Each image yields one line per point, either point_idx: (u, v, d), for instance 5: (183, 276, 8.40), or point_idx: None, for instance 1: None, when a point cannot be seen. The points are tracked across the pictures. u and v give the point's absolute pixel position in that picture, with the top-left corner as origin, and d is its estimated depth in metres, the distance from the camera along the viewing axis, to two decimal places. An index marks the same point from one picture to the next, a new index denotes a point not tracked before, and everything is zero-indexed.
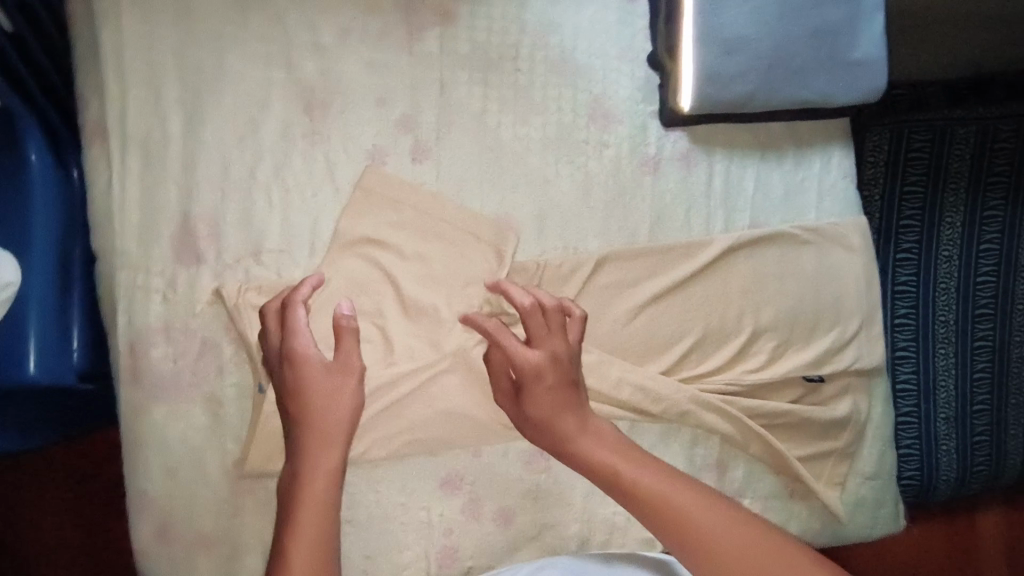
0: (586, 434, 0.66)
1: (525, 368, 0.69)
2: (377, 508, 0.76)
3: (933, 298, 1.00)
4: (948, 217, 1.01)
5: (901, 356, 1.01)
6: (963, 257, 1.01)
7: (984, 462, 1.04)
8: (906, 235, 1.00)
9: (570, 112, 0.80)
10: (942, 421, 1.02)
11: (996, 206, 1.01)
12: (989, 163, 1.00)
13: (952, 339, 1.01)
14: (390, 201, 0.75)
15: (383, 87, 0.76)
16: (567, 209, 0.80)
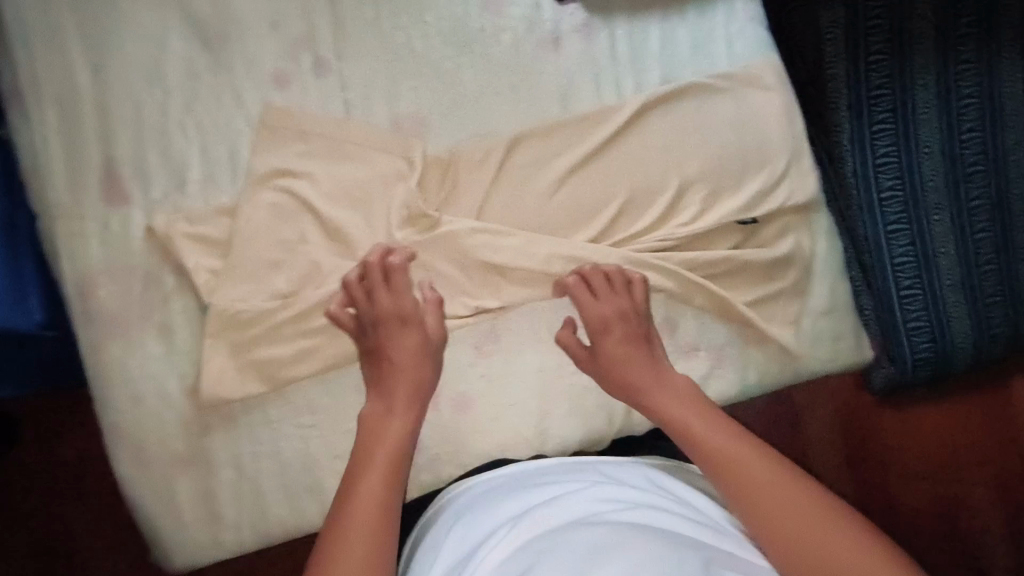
0: (397, 383, 0.72)
1: (596, 321, 0.77)
2: (338, 410, 0.79)
3: (918, 163, 0.90)
4: (922, 72, 0.90)
5: (893, 230, 0.91)
6: (945, 106, 0.90)
7: (1003, 333, 0.93)
8: (878, 100, 0.90)
9: (461, 4, 0.82)
10: (949, 294, 0.92)
11: (972, 55, 0.89)
12: (954, 9, 0.89)
13: (946, 208, 0.91)
14: (297, 122, 0.79)
15: (274, 10, 0.79)
16: (474, 98, 0.82)
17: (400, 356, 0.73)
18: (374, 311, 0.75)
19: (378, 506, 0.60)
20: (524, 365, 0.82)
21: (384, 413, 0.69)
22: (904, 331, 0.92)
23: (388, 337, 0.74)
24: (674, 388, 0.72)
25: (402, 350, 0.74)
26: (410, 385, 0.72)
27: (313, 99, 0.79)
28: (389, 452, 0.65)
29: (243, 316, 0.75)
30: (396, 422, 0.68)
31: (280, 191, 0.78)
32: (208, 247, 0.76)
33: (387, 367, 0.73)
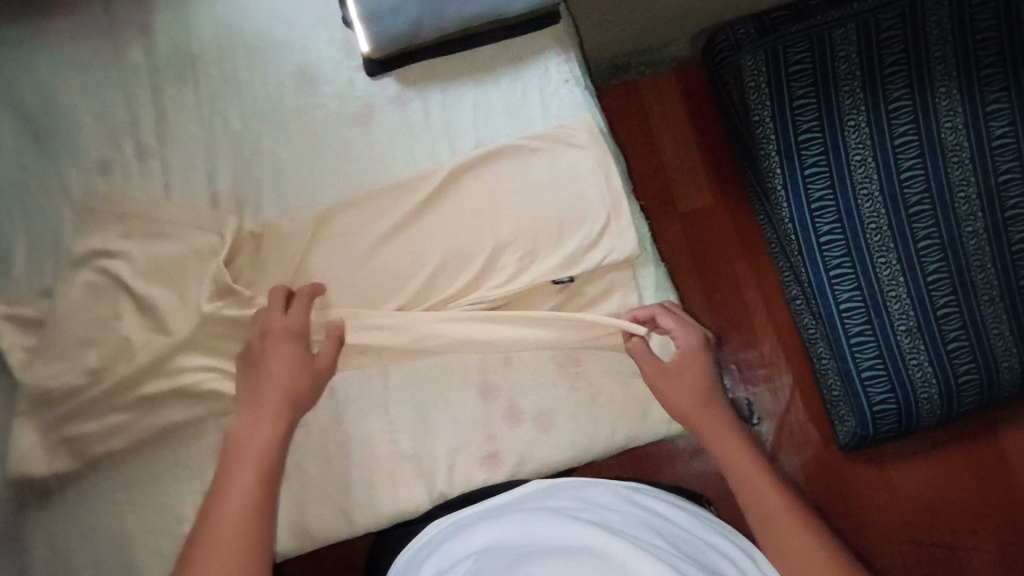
0: (270, 394, 0.75)
1: (284, 340, 0.77)
2: (153, 483, 0.80)
3: (854, 208, 1.17)
4: (851, 122, 1.18)
5: (838, 272, 1.19)
6: (877, 157, 1.17)
7: (970, 368, 1.17)
8: (810, 150, 1.19)
9: (276, 85, 0.85)
10: (902, 332, 1.17)
11: (903, 96, 1.17)
12: (881, 57, 1.17)
13: (891, 245, 1.17)
14: (116, 205, 0.82)
15: (99, 103, 0.84)
16: (290, 172, 0.84)
17: (285, 369, 0.76)
18: (261, 331, 0.78)
19: (247, 507, 0.67)
20: (342, 432, 0.82)
21: (254, 423, 0.74)
22: (857, 375, 1.19)
23: (269, 350, 0.77)
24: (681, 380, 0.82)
25: (273, 366, 0.76)
26: (280, 400, 0.75)
27: (134, 181, 0.83)
28: (262, 462, 0.71)
29: (55, 393, 0.78)
30: (263, 431, 0.73)
31: (96, 270, 0.81)
32: (26, 327, 0.80)
33: (263, 379, 0.76)
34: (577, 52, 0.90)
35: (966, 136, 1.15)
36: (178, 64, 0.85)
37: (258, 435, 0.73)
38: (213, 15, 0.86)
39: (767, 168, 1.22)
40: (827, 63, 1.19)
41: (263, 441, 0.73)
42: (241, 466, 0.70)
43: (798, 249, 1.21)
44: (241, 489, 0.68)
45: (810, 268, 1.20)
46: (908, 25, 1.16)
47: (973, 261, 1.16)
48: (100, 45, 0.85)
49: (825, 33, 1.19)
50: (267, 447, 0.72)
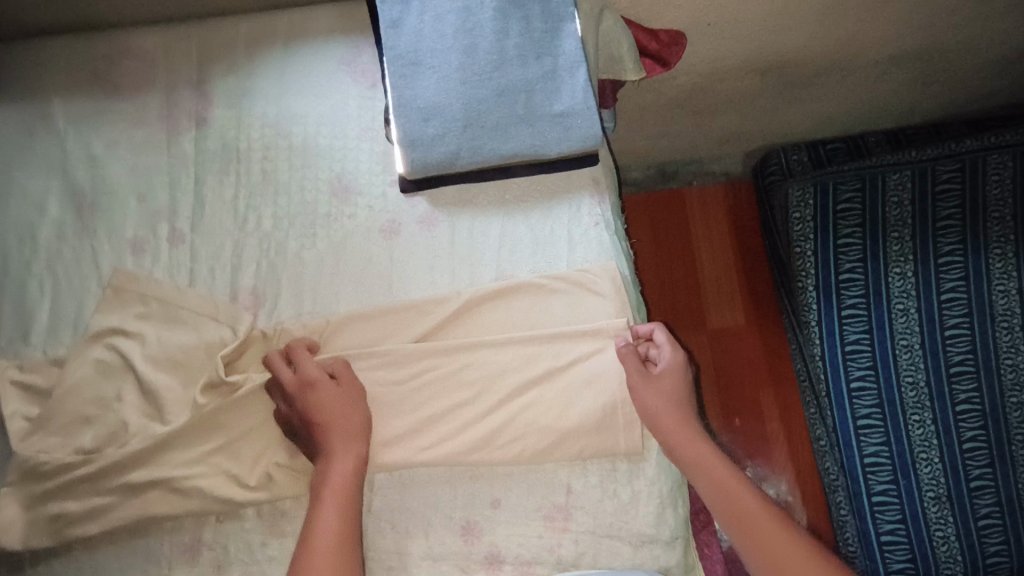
0: (324, 441, 0.77)
1: (315, 385, 0.78)
2: (121, 575, 0.79)
3: (891, 359, 1.14)
4: (896, 270, 1.15)
5: (867, 424, 1.16)
6: (921, 309, 1.13)
7: (1001, 549, 1.10)
8: (851, 292, 1.17)
9: (312, 188, 0.88)
10: (930, 500, 1.13)
11: (955, 250, 1.13)
12: (936, 208, 1.14)
13: (926, 405, 1.13)
14: (141, 286, 0.84)
15: (143, 185, 0.87)
16: (311, 275, 0.86)
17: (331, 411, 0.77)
18: (295, 388, 0.79)
19: (334, 551, 0.71)
20: None
21: (320, 470, 0.76)
22: (876, 538, 1.16)
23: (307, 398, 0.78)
24: (666, 410, 0.80)
25: (319, 413, 0.77)
26: (331, 447, 0.77)
27: (162, 264, 0.86)
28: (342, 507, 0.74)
29: (43, 468, 0.77)
30: (333, 473, 0.75)
31: (108, 347, 0.82)
32: (33, 395, 0.81)
33: (313, 429, 0.77)
34: (611, 194, 0.90)
35: (1020, 302, 1.09)
36: (223, 158, 0.88)
37: (333, 474, 0.75)
38: (262, 113, 0.89)
39: (804, 303, 1.20)
40: (877, 206, 1.17)
41: (337, 478, 0.75)
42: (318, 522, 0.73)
43: (827, 392, 1.19)
44: (324, 533, 0.72)
45: (838, 415, 1.18)
46: (967, 179, 1.14)
47: (1018, 435, 1.09)
48: (153, 130, 0.89)
49: (879, 175, 1.18)
50: (343, 486, 0.75)
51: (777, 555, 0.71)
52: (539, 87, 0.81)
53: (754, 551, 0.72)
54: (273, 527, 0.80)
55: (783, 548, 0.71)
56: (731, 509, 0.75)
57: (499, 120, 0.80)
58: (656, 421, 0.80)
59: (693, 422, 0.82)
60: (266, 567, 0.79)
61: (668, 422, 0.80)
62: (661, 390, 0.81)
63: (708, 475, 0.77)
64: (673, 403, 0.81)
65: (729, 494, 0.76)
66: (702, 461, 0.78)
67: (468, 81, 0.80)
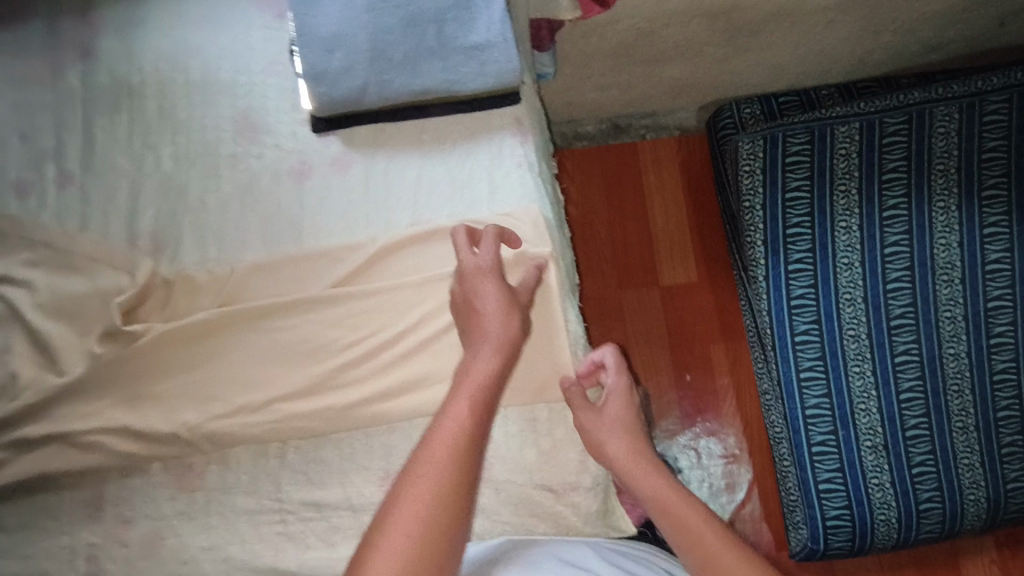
0: (480, 328, 0.73)
1: (489, 275, 0.75)
2: (22, 530, 0.76)
3: (834, 312, 1.13)
4: (842, 223, 1.13)
5: (809, 376, 1.15)
6: (865, 262, 1.12)
7: (933, 495, 1.12)
8: (797, 245, 1.14)
9: (216, 129, 0.82)
10: (868, 449, 1.13)
11: (900, 204, 1.12)
12: (883, 160, 1.12)
13: (866, 357, 1.13)
14: (29, 232, 0.78)
15: (27, 123, 0.81)
16: (216, 220, 0.81)
17: (491, 307, 0.73)
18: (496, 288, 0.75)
19: (457, 436, 0.63)
20: (229, 502, 0.77)
21: (468, 357, 0.71)
22: (814, 486, 1.15)
23: (473, 288, 0.75)
24: (621, 443, 0.77)
25: (497, 317, 0.73)
26: (500, 368, 0.71)
27: (49, 208, 0.80)
28: (474, 401, 0.66)
29: None
30: (481, 363, 0.70)
31: None
32: None
33: (472, 317, 0.74)
34: (536, 133, 0.86)
35: (958, 256, 1.10)
36: (116, 94, 0.82)
37: (473, 367, 0.70)
38: (158, 46, 0.83)
39: (752, 258, 1.17)
40: (826, 158, 1.14)
41: (478, 372, 0.69)
42: (451, 409, 0.65)
43: (771, 345, 1.16)
44: (453, 418, 0.64)
45: (782, 368, 1.16)
46: (915, 131, 1.12)
47: (952, 386, 1.11)
48: (36, 62, 0.82)
49: (828, 127, 1.14)
50: (480, 378, 0.69)
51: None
52: (452, 18, 0.75)
53: None
54: (182, 482, 0.77)
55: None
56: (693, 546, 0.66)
57: (409, 52, 0.75)
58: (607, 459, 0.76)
59: (652, 461, 0.77)
60: (176, 520, 0.76)
61: (620, 457, 0.76)
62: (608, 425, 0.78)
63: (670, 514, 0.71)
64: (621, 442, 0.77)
65: (695, 539, 0.67)
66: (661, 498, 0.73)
67: (374, 11, 0.75)
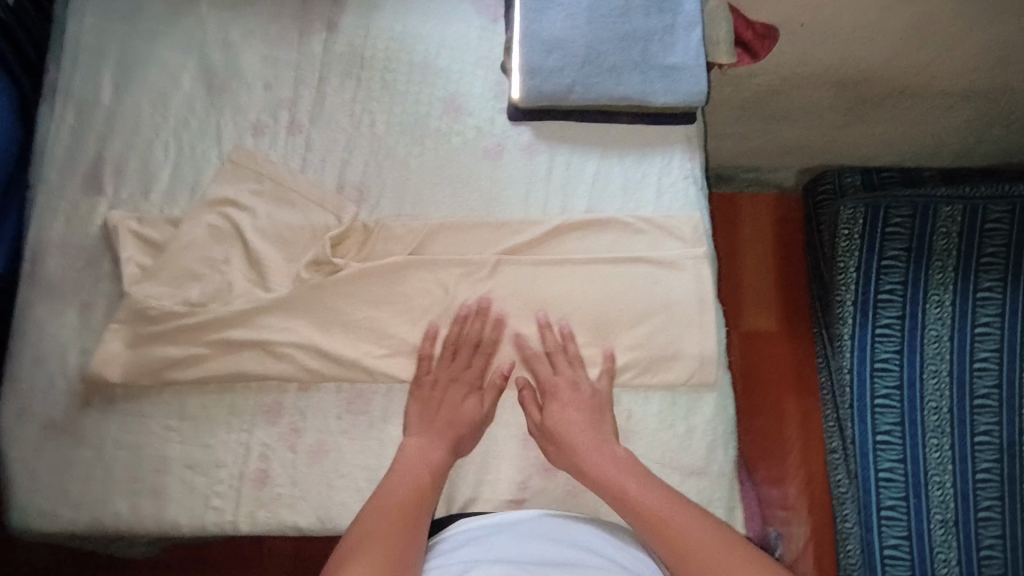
0: (443, 415, 0.82)
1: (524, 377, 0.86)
2: (204, 422, 0.85)
3: (917, 380, 1.17)
4: (934, 297, 1.19)
5: (886, 439, 1.18)
6: (953, 337, 1.17)
7: None
8: (885, 311, 1.21)
9: (426, 104, 0.94)
10: (937, 522, 1.13)
11: (994, 287, 1.17)
12: (982, 244, 1.19)
13: (945, 430, 1.16)
14: (259, 167, 0.91)
15: (271, 75, 0.94)
16: (413, 182, 0.92)
17: (465, 409, 0.82)
18: (559, 379, 0.84)
19: (405, 504, 0.72)
20: (385, 430, 0.85)
21: (426, 443, 0.80)
22: (879, 550, 1.15)
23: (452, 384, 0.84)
24: (566, 409, 0.82)
25: (445, 417, 0.82)
26: (445, 454, 0.79)
27: (278, 149, 0.92)
28: (422, 479, 0.76)
29: (151, 312, 0.85)
30: (434, 449, 0.79)
31: (223, 216, 0.89)
32: (148, 247, 0.88)
33: (440, 406, 0.83)
34: (701, 154, 0.96)
35: None
36: (350, 64, 0.95)
37: (428, 451, 0.79)
38: (391, 29, 0.96)
39: (840, 317, 1.24)
40: (925, 234, 1.21)
41: (425, 453, 0.79)
42: (401, 474, 0.76)
43: (850, 404, 1.21)
44: (407, 485, 0.75)
45: (858, 427, 1.20)
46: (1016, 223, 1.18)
47: None
48: (288, 27, 0.95)
49: (931, 205, 1.21)
50: (437, 463, 0.78)
51: (705, 563, 0.66)
52: (656, 39, 0.87)
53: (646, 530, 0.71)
54: (351, 405, 0.86)
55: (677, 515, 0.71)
56: (659, 531, 0.70)
57: (616, 62, 0.86)
58: (597, 477, 0.77)
59: (582, 418, 0.81)
60: (340, 437, 0.85)
61: (552, 421, 0.82)
62: (592, 434, 0.80)
63: (614, 487, 0.76)
64: (605, 454, 0.78)
65: (616, 485, 0.76)
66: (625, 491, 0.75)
67: (592, 22, 0.87)
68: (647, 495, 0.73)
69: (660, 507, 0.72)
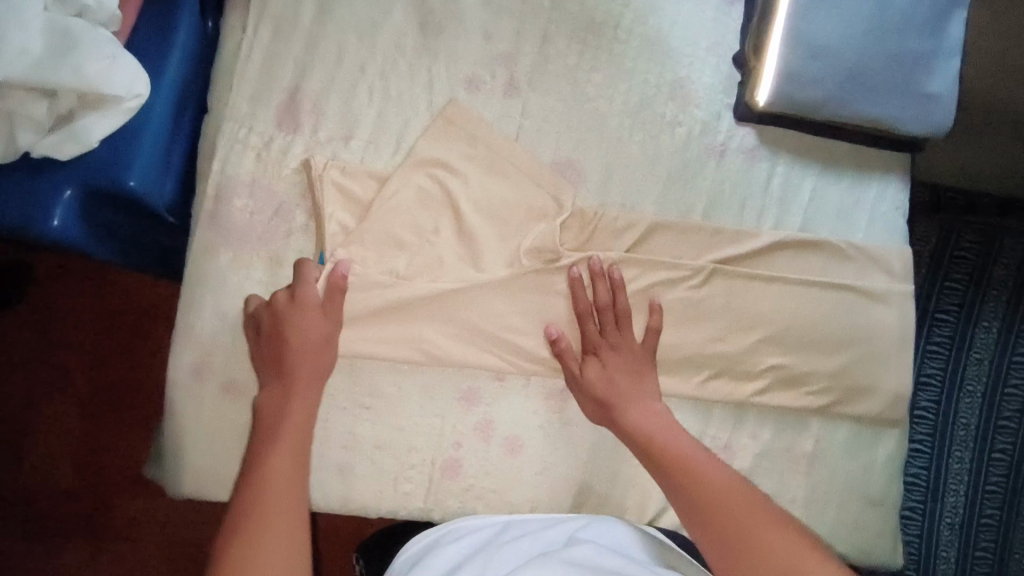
0: (296, 368, 0.72)
1: (595, 339, 0.80)
2: (399, 403, 0.79)
3: (956, 396, 1.16)
4: (983, 324, 1.16)
5: (917, 447, 1.16)
6: (993, 363, 1.16)
7: None
8: (940, 329, 1.17)
9: (654, 87, 0.87)
10: (946, 525, 1.14)
11: None
12: None
13: (969, 445, 1.16)
14: (473, 127, 0.81)
15: (492, 24, 0.84)
16: (631, 169, 0.86)
17: (305, 340, 0.72)
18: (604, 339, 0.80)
19: (281, 497, 0.64)
20: (583, 431, 0.83)
21: (281, 398, 0.71)
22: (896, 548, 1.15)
23: (295, 322, 0.72)
24: (604, 359, 0.79)
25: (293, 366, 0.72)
26: (308, 409, 0.71)
27: (492, 110, 0.83)
28: (297, 444, 0.68)
29: (354, 279, 0.76)
30: (296, 407, 0.70)
31: (431, 178, 0.80)
32: (349, 203, 0.78)
33: (284, 346, 0.72)
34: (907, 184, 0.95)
35: None
36: (579, 25, 0.86)
37: (289, 413, 0.70)
38: None
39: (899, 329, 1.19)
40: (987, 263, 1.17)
41: (296, 421, 0.69)
42: (277, 444, 0.67)
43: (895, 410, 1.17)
44: (278, 466, 0.66)
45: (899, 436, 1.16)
46: None
47: None
48: None
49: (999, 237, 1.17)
50: (298, 427, 0.69)
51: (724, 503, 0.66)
52: (919, 63, 0.83)
53: (671, 481, 0.71)
54: (547, 401, 0.82)
55: (698, 458, 0.71)
56: (681, 466, 0.71)
57: (875, 81, 0.83)
58: (627, 423, 0.76)
59: (623, 372, 0.79)
60: (537, 433, 0.82)
61: (589, 376, 0.79)
62: (632, 390, 0.78)
63: (657, 457, 0.73)
64: (653, 416, 0.76)
65: (658, 442, 0.74)
66: (653, 439, 0.74)
67: (859, 33, 0.82)
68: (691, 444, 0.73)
69: (687, 451, 0.72)
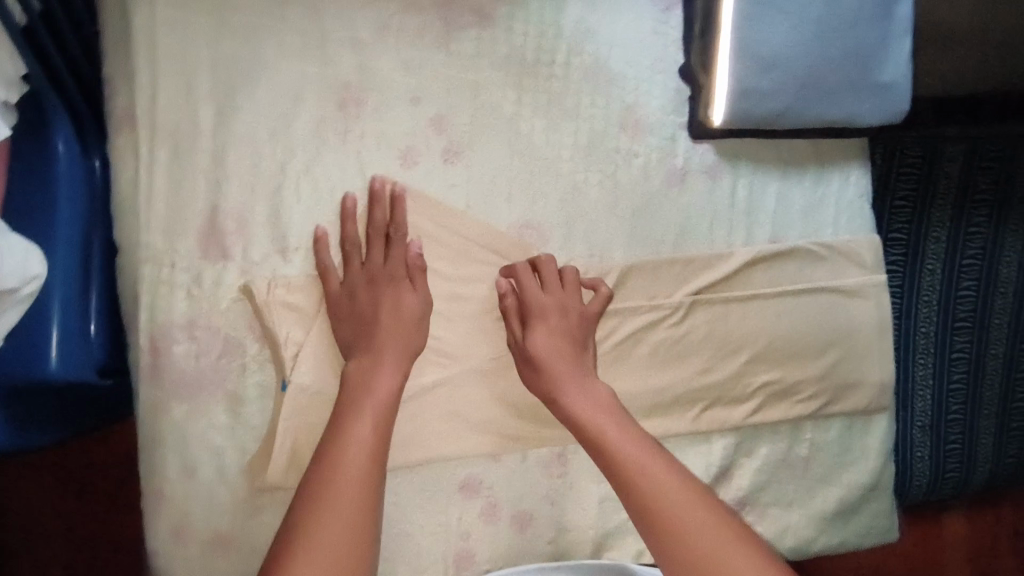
0: (383, 343, 0.69)
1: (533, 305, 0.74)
2: (399, 510, 0.76)
3: (916, 308, 0.93)
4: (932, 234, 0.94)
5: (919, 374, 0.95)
6: (945, 270, 0.94)
7: (954, 470, 0.96)
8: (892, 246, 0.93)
9: (602, 120, 0.81)
10: (918, 429, 0.95)
11: (982, 223, 0.95)
12: (978, 180, 0.94)
13: (933, 351, 0.94)
14: (415, 209, 0.74)
15: (417, 87, 0.75)
16: (592, 213, 0.80)
17: (405, 315, 0.70)
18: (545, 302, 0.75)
19: (360, 494, 0.60)
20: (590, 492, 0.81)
21: (373, 367, 0.68)
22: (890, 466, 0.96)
23: (392, 295, 0.70)
24: (542, 332, 0.74)
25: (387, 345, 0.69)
26: (395, 381, 0.68)
27: (435, 182, 0.76)
28: (381, 427, 0.65)
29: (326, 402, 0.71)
30: (384, 380, 0.68)
31: None
32: (302, 322, 0.71)
33: (375, 327, 0.69)
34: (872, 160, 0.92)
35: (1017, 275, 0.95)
36: (511, 67, 0.78)
37: (380, 382, 0.67)
38: (557, 22, 0.79)
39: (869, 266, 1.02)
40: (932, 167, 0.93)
41: (387, 389, 0.67)
42: (360, 410, 0.65)
43: None
44: (361, 436, 0.64)
45: None
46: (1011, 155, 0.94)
47: (989, 379, 0.96)
48: (430, 22, 0.76)
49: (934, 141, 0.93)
50: (388, 397, 0.67)
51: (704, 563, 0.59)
52: (872, 54, 0.78)
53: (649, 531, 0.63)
54: (549, 470, 0.80)
55: (681, 501, 0.63)
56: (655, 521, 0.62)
57: (831, 81, 0.78)
58: (571, 411, 0.71)
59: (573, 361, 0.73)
60: (544, 505, 0.80)
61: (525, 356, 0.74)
62: (573, 363, 0.73)
63: (617, 471, 0.66)
64: (591, 396, 0.71)
65: (628, 475, 0.65)
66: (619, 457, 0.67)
67: (808, 33, 0.77)
68: (656, 484, 0.64)
69: (656, 478, 0.64)
